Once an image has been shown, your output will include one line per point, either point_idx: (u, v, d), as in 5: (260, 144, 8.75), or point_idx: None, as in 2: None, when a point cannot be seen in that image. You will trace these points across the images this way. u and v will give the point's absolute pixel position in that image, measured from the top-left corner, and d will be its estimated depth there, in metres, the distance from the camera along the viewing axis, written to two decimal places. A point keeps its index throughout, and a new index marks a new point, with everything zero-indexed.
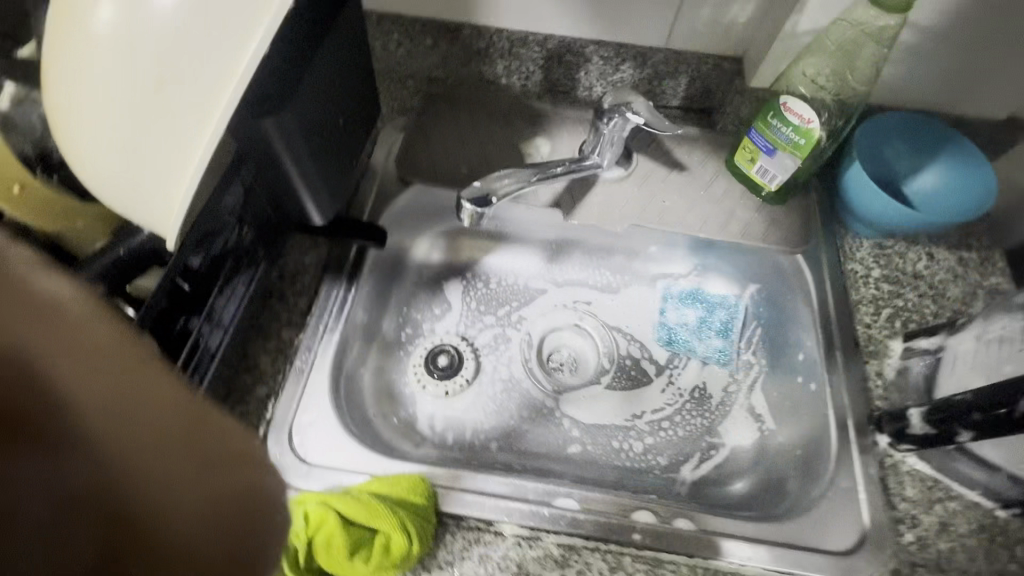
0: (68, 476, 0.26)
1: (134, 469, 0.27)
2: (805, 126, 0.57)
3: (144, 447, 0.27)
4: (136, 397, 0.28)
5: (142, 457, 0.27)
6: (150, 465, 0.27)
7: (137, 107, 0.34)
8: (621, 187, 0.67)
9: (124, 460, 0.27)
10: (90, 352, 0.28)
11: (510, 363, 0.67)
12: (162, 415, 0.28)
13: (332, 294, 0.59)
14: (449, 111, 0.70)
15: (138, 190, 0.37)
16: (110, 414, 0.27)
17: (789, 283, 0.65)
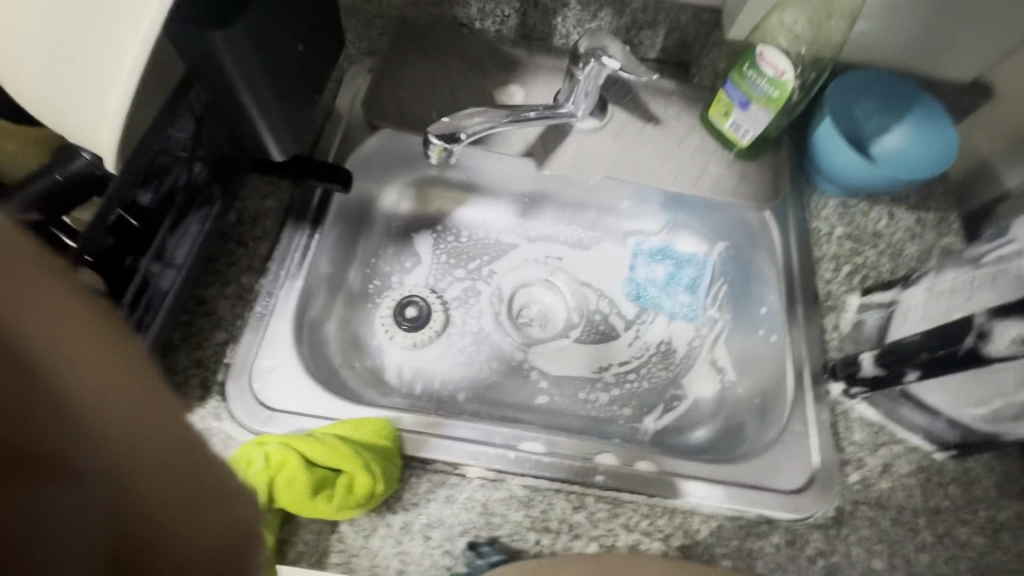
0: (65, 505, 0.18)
1: (146, 480, 0.19)
2: (780, 78, 0.57)
3: (154, 434, 0.20)
4: (135, 396, 0.20)
5: (152, 448, 0.20)
6: (159, 483, 0.19)
7: (66, 10, 0.31)
8: (596, 137, 0.66)
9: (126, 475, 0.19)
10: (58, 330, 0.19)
11: (480, 316, 0.67)
12: (167, 422, 0.20)
13: (295, 241, 0.57)
14: (420, 53, 0.67)
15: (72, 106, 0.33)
16: (109, 421, 0.19)
17: (755, 240, 0.66)
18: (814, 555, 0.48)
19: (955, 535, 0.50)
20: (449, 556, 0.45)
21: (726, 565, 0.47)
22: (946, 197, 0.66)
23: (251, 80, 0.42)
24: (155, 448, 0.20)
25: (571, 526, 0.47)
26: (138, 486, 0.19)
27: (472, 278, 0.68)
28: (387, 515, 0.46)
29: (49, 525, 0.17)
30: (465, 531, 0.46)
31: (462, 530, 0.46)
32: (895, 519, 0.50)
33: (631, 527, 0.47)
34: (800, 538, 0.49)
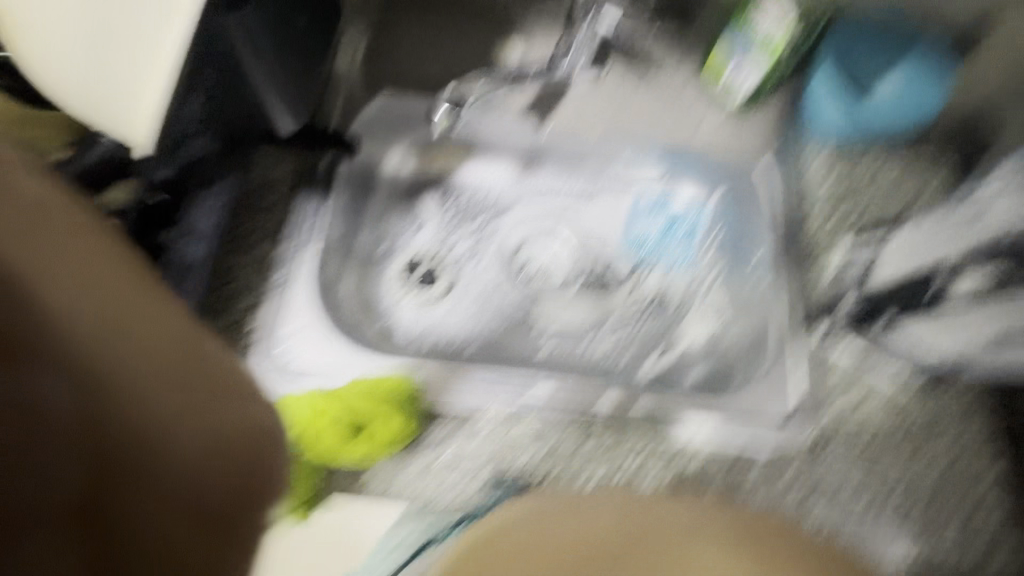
0: (53, 404, 0.23)
1: (132, 393, 0.24)
2: (768, 37, 0.63)
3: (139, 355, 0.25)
4: (118, 320, 0.24)
5: (141, 365, 0.25)
6: (146, 395, 0.25)
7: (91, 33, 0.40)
8: (593, 96, 0.68)
9: (115, 385, 0.24)
10: (49, 255, 0.24)
11: (484, 272, 0.70)
12: (155, 344, 0.25)
13: (307, 208, 0.59)
14: (419, 14, 0.67)
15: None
16: (92, 342, 0.24)
17: (752, 190, 0.67)
18: (792, 476, 0.54)
19: (922, 459, 0.55)
20: (470, 488, 0.51)
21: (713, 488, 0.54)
22: (944, 140, 0.66)
23: None
24: (144, 369, 0.25)
25: (575, 460, 0.53)
26: (124, 401, 0.24)
27: (476, 236, 0.71)
28: (414, 455, 0.52)
29: (43, 419, 0.22)
30: (483, 466, 0.52)
31: (480, 466, 0.52)
32: (868, 446, 0.56)
33: (629, 458, 0.54)
34: (781, 463, 0.55)
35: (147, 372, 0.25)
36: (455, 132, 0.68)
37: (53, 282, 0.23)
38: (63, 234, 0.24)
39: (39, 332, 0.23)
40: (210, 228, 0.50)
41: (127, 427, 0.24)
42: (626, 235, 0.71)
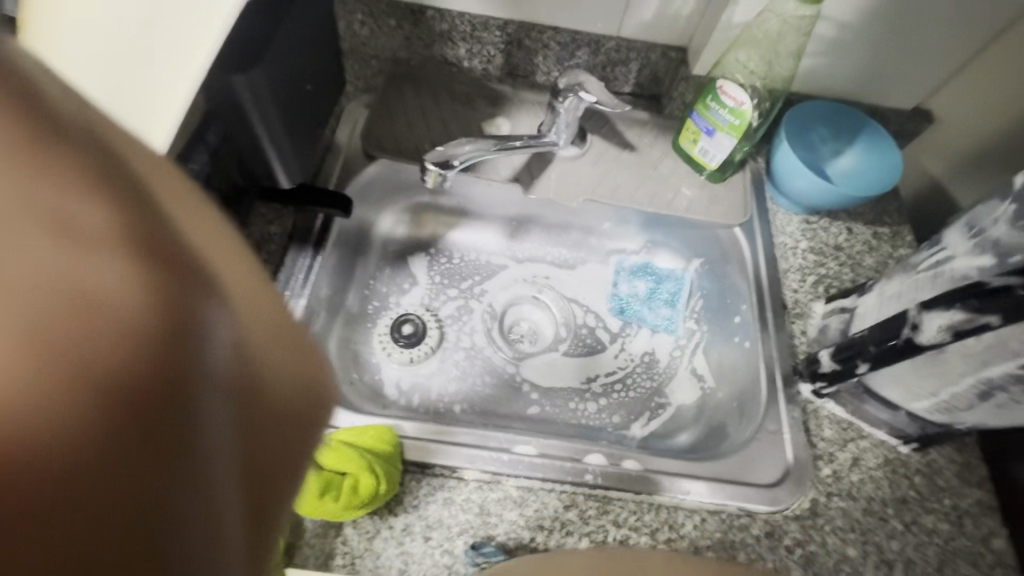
0: (235, 445, 0.17)
1: (294, 428, 0.20)
2: (739, 108, 0.62)
3: (294, 386, 0.20)
4: (289, 345, 0.20)
5: (294, 398, 0.20)
6: (298, 430, 0.20)
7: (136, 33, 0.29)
8: (577, 162, 0.71)
9: (280, 418, 0.19)
10: (215, 249, 0.19)
11: (472, 332, 0.71)
12: (313, 373, 0.21)
13: (299, 262, 0.61)
14: (413, 92, 0.73)
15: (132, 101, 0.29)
16: (277, 367, 0.19)
17: (726, 256, 0.71)
18: (792, 545, 0.51)
19: (921, 524, 0.53)
20: (449, 556, 0.47)
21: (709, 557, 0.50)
22: (900, 213, 0.72)
23: (265, 112, 0.45)
24: (300, 401, 0.20)
25: (562, 524, 0.50)
26: (281, 441, 0.19)
27: (465, 295, 0.73)
28: (389, 517, 0.48)
29: (211, 464, 0.16)
30: (464, 531, 0.48)
31: (461, 530, 0.48)
32: (865, 509, 0.54)
33: (620, 525, 0.50)
34: (779, 529, 0.52)
35: (296, 408, 0.20)
36: (445, 197, 0.71)
37: (227, 284, 0.18)
38: (211, 224, 0.19)
39: (212, 345, 0.17)
40: None
41: (282, 468, 0.19)
42: (610, 297, 0.74)
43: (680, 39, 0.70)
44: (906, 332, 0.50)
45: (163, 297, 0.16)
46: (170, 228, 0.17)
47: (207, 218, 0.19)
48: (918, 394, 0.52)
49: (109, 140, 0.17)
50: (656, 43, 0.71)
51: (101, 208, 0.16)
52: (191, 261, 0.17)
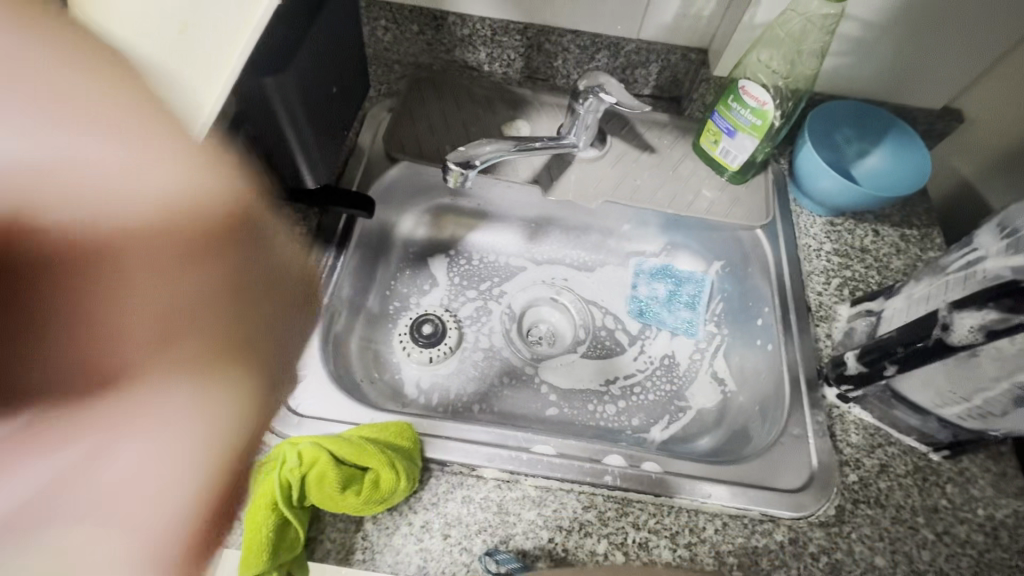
0: (135, 286, 0.20)
1: (208, 280, 0.22)
2: (761, 108, 0.61)
3: (208, 239, 0.23)
4: (207, 200, 0.23)
5: (206, 244, 0.23)
6: (213, 269, 0.23)
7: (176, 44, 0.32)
8: (597, 164, 0.72)
9: (177, 273, 0.22)
10: (140, 144, 0.22)
11: (491, 333, 0.71)
12: (243, 231, 0.24)
13: (323, 262, 0.62)
14: (435, 96, 0.74)
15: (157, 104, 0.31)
16: (171, 219, 0.22)
17: (748, 258, 0.70)
18: (817, 552, 0.50)
19: (953, 535, 0.52)
20: (466, 554, 0.47)
21: (731, 562, 0.49)
22: (929, 215, 0.70)
23: (293, 113, 0.46)
24: (215, 251, 0.23)
25: (581, 525, 0.49)
26: (188, 278, 0.22)
27: (484, 296, 0.73)
28: (408, 514, 0.48)
29: (110, 297, 0.20)
30: (482, 529, 0.48)
31: (479, 529, 0.48)
32: (894, 517, 0.52)
33: (639, 527, 0.50)
34: (803, 536, 0.51)
35: (207, 252, 0.23)
36: (466, 199, 0.72)
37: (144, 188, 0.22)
38: (138, 125, 0.22)
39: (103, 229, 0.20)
40: None
41: (194, 298, 0.22)
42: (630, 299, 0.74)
43: (701, 41, 0.70)
44: (935, 333, 0.49)
45: (114, 210, 0.21)
46: (101, 155, 0.21)
47: (131, 111, 0.22)
48: (950, 401, 0.50)
49: (59, 81, 0.21)
50: (676, 45, 0.71)
51: (74, 136, 0.21)
52: (105, 179, 0.21)
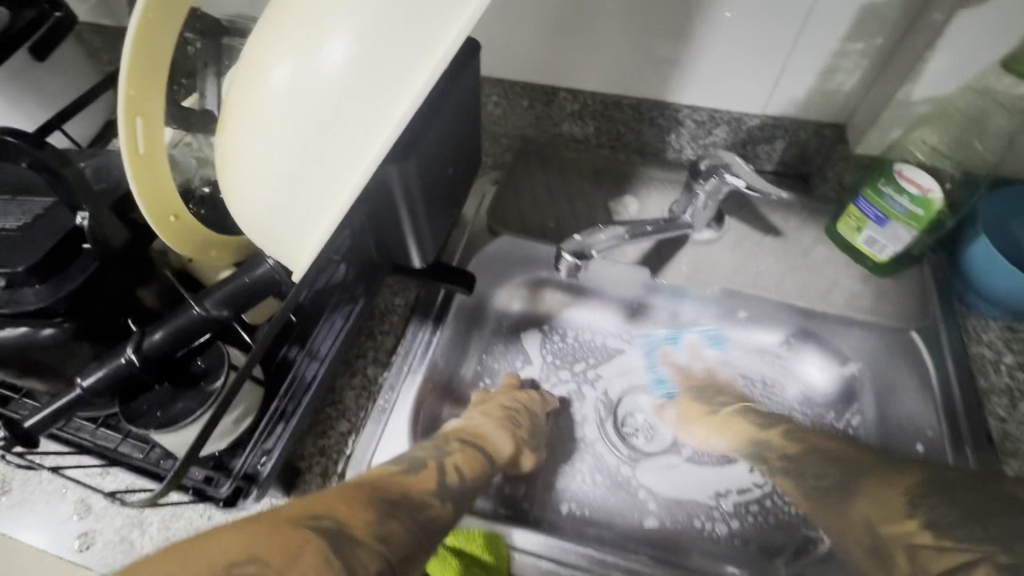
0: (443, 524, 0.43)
1: (442, 498, 0.44)
2: (925, 196, 0.53)
3: (426, 502, 0.43)
4: (423, 497, 0.43)
5: (427, 510, 0.42)
6: (442, 498, 0.44)
7: (301, 169, 0.30)
8: (712, 250, 0.66)
9: (441, 507, 0.44)
10: (380, 532, 0.37)
11: (584, 423, 0.65)
12: (422, 495, 0.43)
13: (419, 337, 0.60)
14: (539, 170, 0.73)
15: (287, 225, 0.33)
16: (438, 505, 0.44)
17: (899, 365, 0.60)
18: None
19: None
20: None
21: None
22: None
23: (411, 201, 0.43)
24: (434, 502, 0.43)
25: None
26: (452, 505, 0.45)
27: (578, 381, 0.67)
28: None
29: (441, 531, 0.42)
30: None
31: None
32: None
33: None
34: None
35: (424, 503, 0.43)
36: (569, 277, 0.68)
37: (404, 522, 0.40)
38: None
39: (428, 531, 0.41)
40: (330, 350, 0.50)
41: (470, 482, 0.48)
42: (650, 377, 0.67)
43: (839, 116, 0.63)
44: None
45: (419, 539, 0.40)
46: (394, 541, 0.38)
47: (369, 518, 0.38)
48: None
49: None
50: (808, 119, 0.64)
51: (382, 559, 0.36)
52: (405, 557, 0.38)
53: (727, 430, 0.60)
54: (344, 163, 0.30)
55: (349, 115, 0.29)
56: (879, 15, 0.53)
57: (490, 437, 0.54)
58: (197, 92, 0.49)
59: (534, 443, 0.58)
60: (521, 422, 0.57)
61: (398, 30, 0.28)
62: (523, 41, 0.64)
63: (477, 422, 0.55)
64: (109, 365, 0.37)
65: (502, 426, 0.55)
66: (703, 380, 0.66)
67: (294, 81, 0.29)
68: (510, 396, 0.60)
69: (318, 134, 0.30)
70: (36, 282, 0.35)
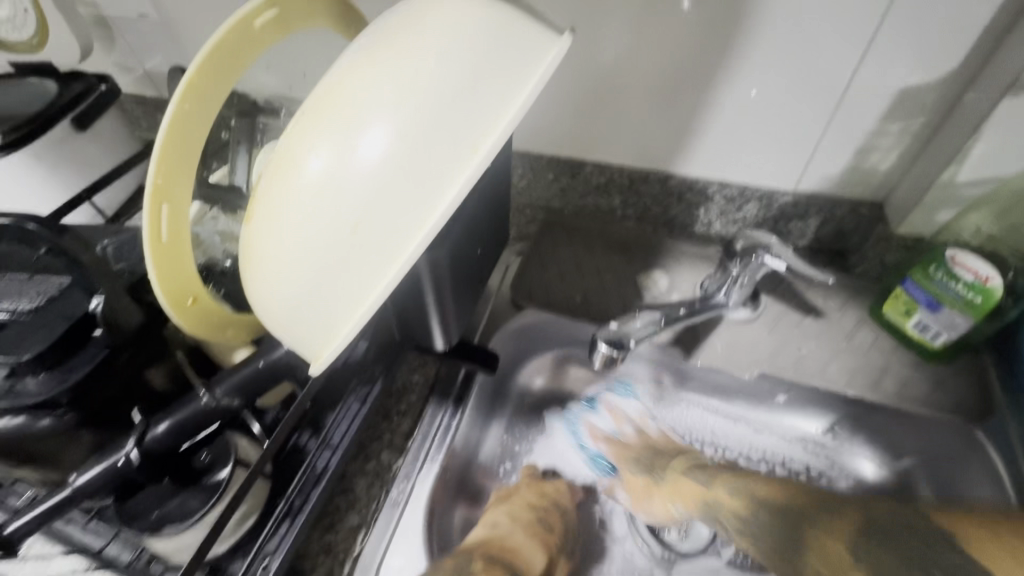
0: None
1: None
2: (983, 283, 0.50)
3: None
4: None
5: None
6: None
7: (335, 260, 0.29)
8: (750, 330, 0.62)
9: None
10: None
11: (613, 516, 0.60)
12: None
13: (436, 420, 0.56)
14: (564, 241, 0.71)
15: (313, 316, 0.31)
16: None
17: (965, 464, 0.55)
18: None
19: None
20: None
21: None
22: None
23: (440, 287, 0.42)
24: None
25: None
26: None
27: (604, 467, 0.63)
28: None
29: None
30: None
31: None
32: None
33: None
34: None
35: None
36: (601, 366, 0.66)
37: None
38: None
39: None
40: (343, 436, 0.46)
41: None
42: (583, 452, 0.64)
43: (877, 195, 0.61)
44: None
45: None
46: None
47: None
48: None
49: None
50: (843, 197, 0.62)
51: None
52: None
53: (677, 498, 0.56)
54: (382, 255, 0.29)
55: (390, 210, 0.28)
56: (916, 99, 0.52)
57: (519, 550, 0.51)
58: (226, 169, 0.49)
59: (567, 545, 0.56)
60: (551, 523, 0.55)
61: (445, 128, 0.28)
62: (549, 117, 0.65)
63: (503, 525, 0.53)
64: (106, 461, 0.34)
65: (532, 537, 0.52)
66: (640, 448, 0.62)
67: (328, 178, 0.28)
68: (537, 492, 0.58)
69: (355, 228, 0.28)
70: (39, 371, 0.33)
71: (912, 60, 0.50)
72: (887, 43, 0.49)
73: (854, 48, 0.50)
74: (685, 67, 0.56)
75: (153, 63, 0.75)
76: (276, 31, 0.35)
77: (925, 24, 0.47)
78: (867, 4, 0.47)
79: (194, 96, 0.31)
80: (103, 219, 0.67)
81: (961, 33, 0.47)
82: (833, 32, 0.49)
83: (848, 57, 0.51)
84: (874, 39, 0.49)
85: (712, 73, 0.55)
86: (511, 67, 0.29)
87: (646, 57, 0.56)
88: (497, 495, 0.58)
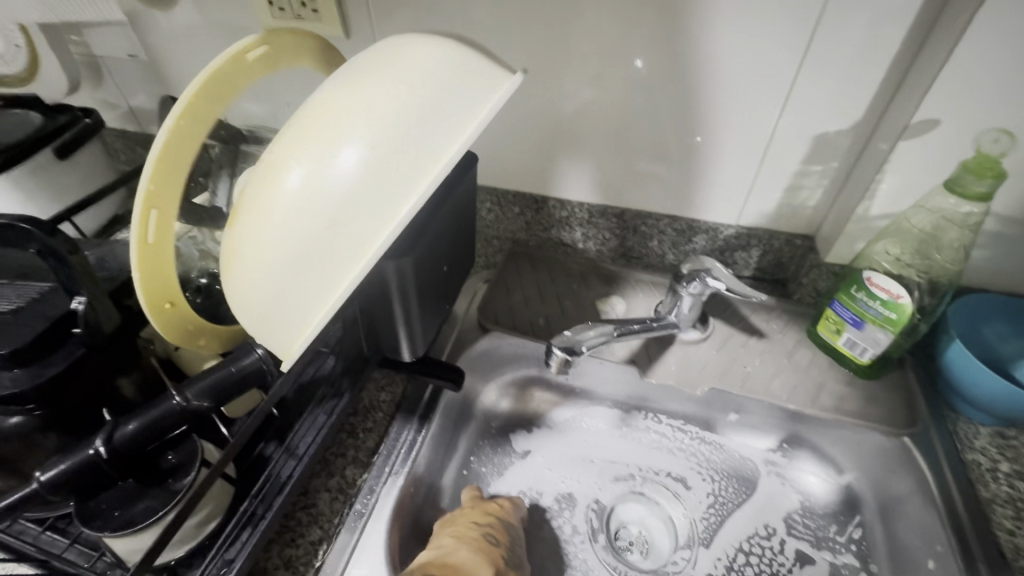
0: None
1: None
2: (895, 301, 0.55)
3: None
4: None
5: None
6: None
7: (310, 257, 0.32)
8: (700, 351, 0.67)
9: None
10: None
11: (574, 530, 0.63)
12: None
13: (402, 437, 0.58)
14: (529, 271, 0.76)
15: (287, 312, 0.34)
16: None
17: (898, 472, 0.59)
18: None
19: None
20: None
21: None
22: None
23: (406, 296, 0.45)
24: None
25: None
26: None
27: (565, 484, 0.66)
28: None
29: None
30: None
31: None
32: None
33: None
34: None
35: None
36: (567, 385, 0.69)
37: None
38: None
39: None
40: (309, 446, 0.48)
41: None
42: None
43: (808, 228, 0.68)
44: None
45: None
46: None
47: None
48: None
49: None
50: (779, 230, 0.69)
51: None
52: None
53: None
54: (354, 251, 0.32)
55: (362, 211, 0.32)
56: (832, 143, 0.60)
57: (466, 563, 0.48)
58: (208, 192, 0.52)
59: (516, 559, 0.53)
60: (496, 537, 0.53)
61: (412, 141, 0.32)
62: (514, 155, 0.71)
63: (449, 543, 0.50)
64: (74, 457, 0.35)
65: (478, 552, 0.49)
66: None
67: (306, 184, 0.31)
68: (481, 511, 0.55)
69: (328, 227, 0.32)
70: (16, 367, 0.34)
71: (823, 111, 0.58)
72: (801, 96, 0.57)
73: (775, 102, 0.58)
74: (633, 114, 0.63)
75: (138, 100, 0.79)
76: (266, 64, 0.39)
77: (829, 79, 0.55)
78: (781, 63, 0.55)
79: (189, 114, 0.35)
80: (82, 240, 0.69)
81: (862, 88, 0.55)
82: (758, 86, 0.57)
83: (770, 108, 0.59)
84: (790, 92, 0.57)
85: (658, 118, 0.62)
86: (470, 96, 0.34)
87: (600, 104, 0.63)
88: (442, 522, 0.55)
